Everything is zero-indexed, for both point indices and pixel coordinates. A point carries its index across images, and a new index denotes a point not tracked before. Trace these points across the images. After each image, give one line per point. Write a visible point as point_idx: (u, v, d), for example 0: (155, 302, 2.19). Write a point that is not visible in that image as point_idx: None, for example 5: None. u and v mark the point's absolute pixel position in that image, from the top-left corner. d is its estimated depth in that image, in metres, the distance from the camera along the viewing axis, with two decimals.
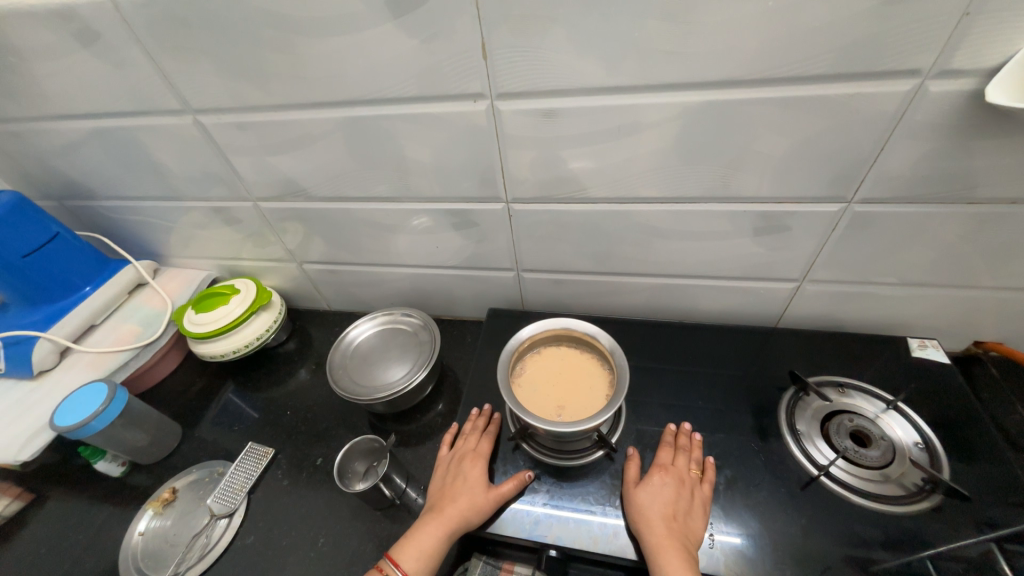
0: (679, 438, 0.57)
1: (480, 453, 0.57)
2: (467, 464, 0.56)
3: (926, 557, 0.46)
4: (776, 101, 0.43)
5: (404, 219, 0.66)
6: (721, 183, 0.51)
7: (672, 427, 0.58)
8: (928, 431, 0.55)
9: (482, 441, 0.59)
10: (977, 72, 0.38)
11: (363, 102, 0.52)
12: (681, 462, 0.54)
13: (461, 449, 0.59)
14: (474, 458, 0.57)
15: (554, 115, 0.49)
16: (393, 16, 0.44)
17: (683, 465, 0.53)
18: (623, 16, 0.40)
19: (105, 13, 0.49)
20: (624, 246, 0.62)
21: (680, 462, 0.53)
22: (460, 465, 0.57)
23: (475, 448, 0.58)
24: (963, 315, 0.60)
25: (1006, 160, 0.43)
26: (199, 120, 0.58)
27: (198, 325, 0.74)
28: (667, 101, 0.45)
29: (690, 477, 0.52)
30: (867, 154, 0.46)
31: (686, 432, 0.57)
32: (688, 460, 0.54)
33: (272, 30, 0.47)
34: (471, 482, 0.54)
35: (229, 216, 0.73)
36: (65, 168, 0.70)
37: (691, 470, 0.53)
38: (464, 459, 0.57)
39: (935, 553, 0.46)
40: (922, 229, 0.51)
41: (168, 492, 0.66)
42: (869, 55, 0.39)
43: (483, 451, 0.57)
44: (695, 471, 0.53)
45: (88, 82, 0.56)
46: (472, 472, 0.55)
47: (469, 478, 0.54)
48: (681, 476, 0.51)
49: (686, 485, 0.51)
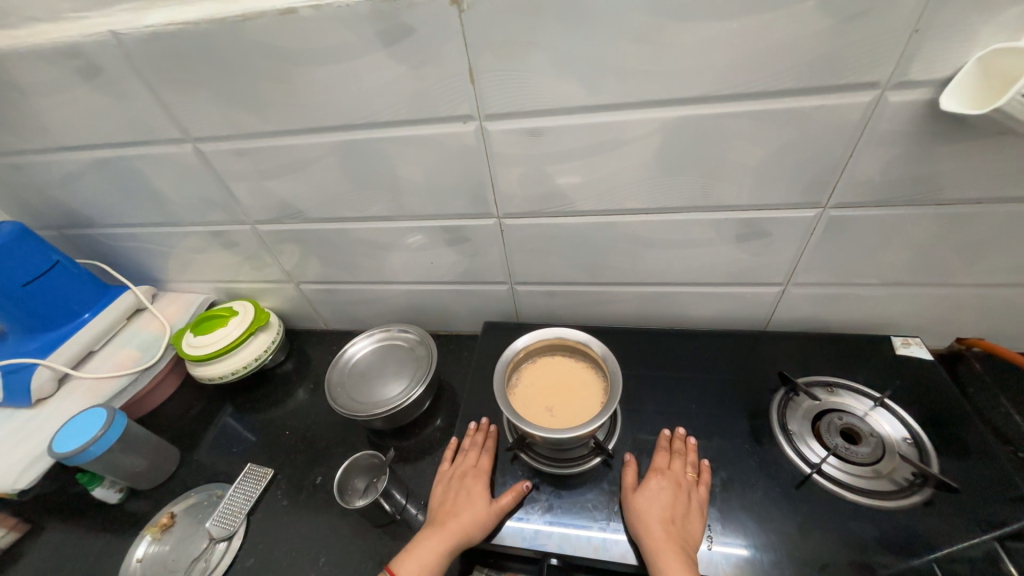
0: (675, 442, 0.58)
1: (481, 469, 0.58)
2: (468, 480, 0.57)
3: (931, 560, 0.46)
4: (748, 114, 0.46)
5: (399, 237, 0.68)
6: (702, 193, 0.54)
7: (666, 432, 0.59)
8: (915, 426, 0.56)
9: (483, 457, 0.59)
10: (930, 82, 0.41)
11: (357, 127, 0.54)
12: (677, 465, 0.54)
13: (462, 465, 0.59)
14: (476, 473, 0.57)
15: (541, 133, 0.51)
16: (384, 45, 0.46)
17: (680, 468, 0.54)
18: (599, 38, 0.43)
19: (109, 49, 0.51)
20: (613, 256, 0.64)
21: (676, 465, 0.54)
22: (463, 480, 0.57)
23: (476, 464, 0.58)
24: (944, 312, 0.62)
25: (966, 164, 0.46)
26: (198, 147, 0.60)
27: (197, 348, 0.75)
28: (646, 117, 0.48)
29: (686, 480, 0.53)
30: (837, 162, 0.48)
31: (681, 437, 0.58)
32: (684, 463, 0.55)
33: (270, 62, 0.49)
34: (473, 496, 0.54)
35: (227, 239, 0.74)
36: (66, 198, 0.71)
37: (688, 473, 0.53)
38: (466, 475, 0.57)
39: (939, 555, 0.46)
40: (896, 231, 0.54)
41: (166, 518, 0.66)
42: (830, 71, 0.42)
43: (484, 467, 0.58)
44: (691, 473, 0.53)
45: (91, 115, 0.58)
46: (473, 487, 0.55)
47: (471, 493, 0.55)
48: (677, 479, 0.52)
49: (683, 488, 0.51)
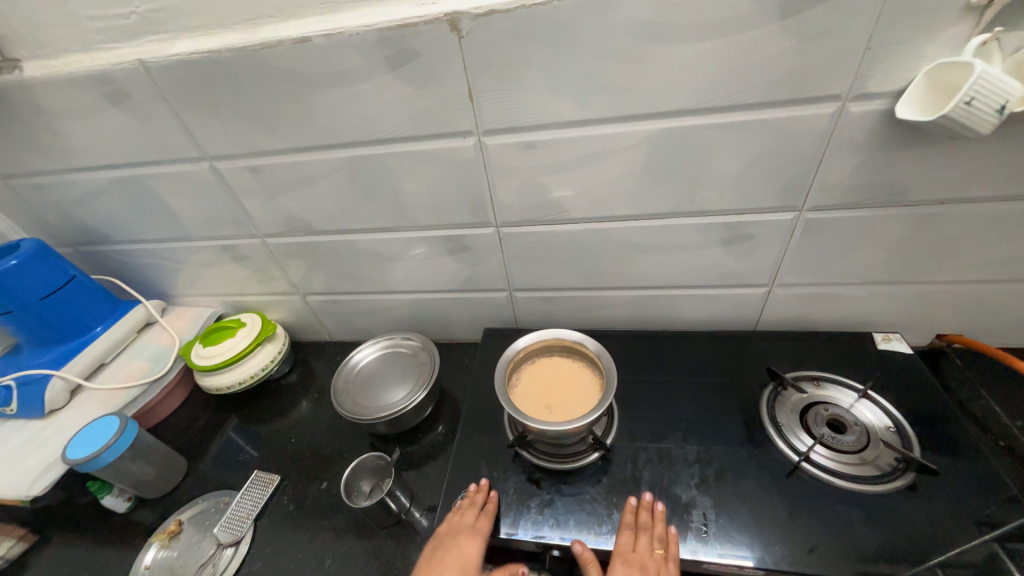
0: (641, 513, 0.52)
1: (462, 524, 0.53)
2: (462, 540, 0.52)
3: (933, 564, 0.46)
4: (724, 126, 0.50)
5: (403, 248, 0.71)
6: (686, 199, 0.57)
7: (632, 501, 0.53)
8: (897, 415, 0.58)
9: (465, 511, 0.55)
10: (887, 94, 0.45)
11: (364, 143, 0.58)
12: (643, 545, 0.49)
13: (444, 521, 0.55)
14: (456, 530, 0.53)
15: (534, 146, 0.55)
16: (391, 69, 0.51)
17: (645, 548, 0.49)
18: (587, 59, 0.47)
19: (136, 76, 0.56)
20: (607, 261, 0.67)
21: (641, 544, 0.49)
22: (454, 539, 0.53)
23: (457, 519, 0.54)
24: (921, 309, 0.66)
25: (926, 168, 0.50)
26: (214, 165, 0.64)
27: (206, 358, 0.77)
28: (631, 129, 0.52)
29: (654, 561, 0.48)
30: (809, 168, 0.52)
31: (648, 505, 0.53)
32: (650, 539, 0.50)
33: (285, 85, 0.54)
34: (453, 560, 0.51)
35: (237, 253, 0.77)
36: (85, 216, 0.75)
37: (655, 551, 0.48)
38: (460, 535, 0.53)
39: (942, 560, 0.46)
40: (869, 232, 0.57)
41: (174, 524, 0.67)
42: (796, 85, 0.46)
43: (482, 527, 0.53)
44: (658, 551, 0.49)
45: (114, 136, 0.62)
46: (466, 550, 0.51)
47: (451, 555, 0.51)
48: (644, 564, 0.47)
49: (651, 573, 0.47)
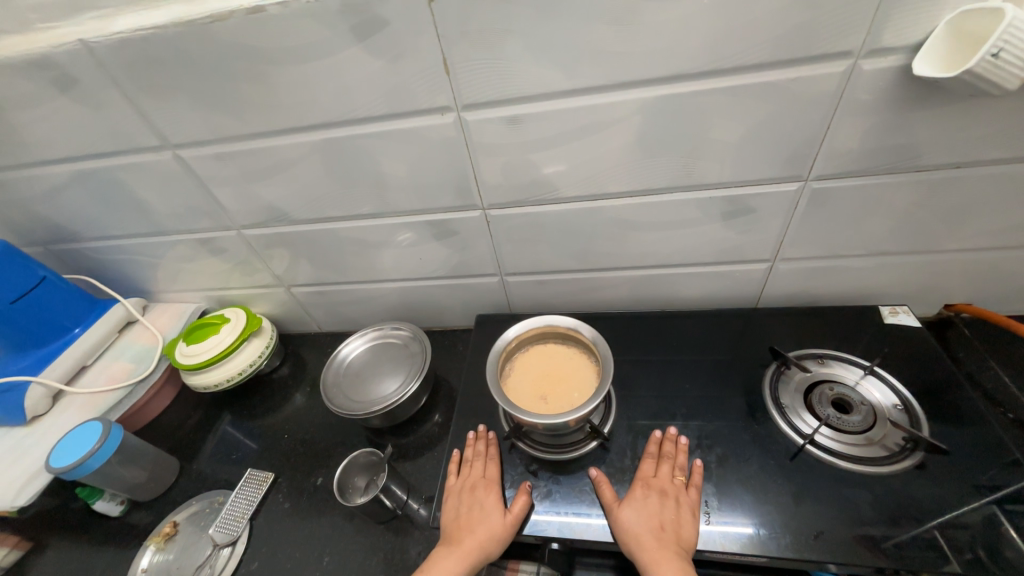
0: (664, 444, 0.56)
1: (491, 479, 0.55)
2: (482, 492, 0.54)
3: (931, 527, 0.46)
4: (724, 91, 0.46)
5: (387, 235, 0.67)
6: (683, 173, 0.54)
7: (655, 435, 0.57)
8: (906, 392, 0.56)
9: (490, 466, 0.57)
10: (903, 48, 0.41)
11: (336, 124, 0.54)
12: (665, 471, 0.53)
13: (470, 477, 0.56)
14: (486, 485, 0.54)
15: (520, 121, 0.51)
16: (357, 40, 0.46)
17: (667, 474, 0.52)
18: (572, 22, 0.43)
19: (81, 58, 0.51)
20: (601, 241, 0.64)
21: (663, 471, 0.53)
22: (474, 494, 0.54)
23: (484, 474, 0.56)
24: (929, 279, 0.63)
25: (941, 130, 0.46)
26: (178, 154, 0.60)
27: (191, 357, 0.74)
28: (623, 99, 0.48)
29: (675, 486, 0.51)
30: (815, 133, 0.48)
31: (672, 438, 0.56)
32: (672, 467, 0.53)
33: (244, 62, 0.49)
34: (487, 509, 0.52)
35: (215, 246, 0.74)
36: (51, 213, 0.71)
37: (676, 478, 0.52)
38: (477, 488, 0.55)
39: (939, 522, 0.46)
40: (877, 201, 0.54)
41: (169, 527, 0.66)
42: (804, 42, 0.42)
43: (494, 476, 0.55)
44: (681, 477, 0.52)
45: (67, 126, 0.58)
46: (487, 500, 0.53)
47: (485, 506, 0.52)
48: (664, 487, 0.51)
49: (670, 496, 0.50)
